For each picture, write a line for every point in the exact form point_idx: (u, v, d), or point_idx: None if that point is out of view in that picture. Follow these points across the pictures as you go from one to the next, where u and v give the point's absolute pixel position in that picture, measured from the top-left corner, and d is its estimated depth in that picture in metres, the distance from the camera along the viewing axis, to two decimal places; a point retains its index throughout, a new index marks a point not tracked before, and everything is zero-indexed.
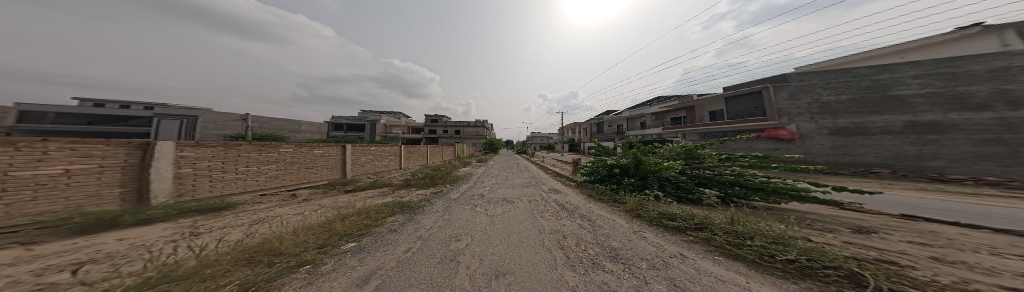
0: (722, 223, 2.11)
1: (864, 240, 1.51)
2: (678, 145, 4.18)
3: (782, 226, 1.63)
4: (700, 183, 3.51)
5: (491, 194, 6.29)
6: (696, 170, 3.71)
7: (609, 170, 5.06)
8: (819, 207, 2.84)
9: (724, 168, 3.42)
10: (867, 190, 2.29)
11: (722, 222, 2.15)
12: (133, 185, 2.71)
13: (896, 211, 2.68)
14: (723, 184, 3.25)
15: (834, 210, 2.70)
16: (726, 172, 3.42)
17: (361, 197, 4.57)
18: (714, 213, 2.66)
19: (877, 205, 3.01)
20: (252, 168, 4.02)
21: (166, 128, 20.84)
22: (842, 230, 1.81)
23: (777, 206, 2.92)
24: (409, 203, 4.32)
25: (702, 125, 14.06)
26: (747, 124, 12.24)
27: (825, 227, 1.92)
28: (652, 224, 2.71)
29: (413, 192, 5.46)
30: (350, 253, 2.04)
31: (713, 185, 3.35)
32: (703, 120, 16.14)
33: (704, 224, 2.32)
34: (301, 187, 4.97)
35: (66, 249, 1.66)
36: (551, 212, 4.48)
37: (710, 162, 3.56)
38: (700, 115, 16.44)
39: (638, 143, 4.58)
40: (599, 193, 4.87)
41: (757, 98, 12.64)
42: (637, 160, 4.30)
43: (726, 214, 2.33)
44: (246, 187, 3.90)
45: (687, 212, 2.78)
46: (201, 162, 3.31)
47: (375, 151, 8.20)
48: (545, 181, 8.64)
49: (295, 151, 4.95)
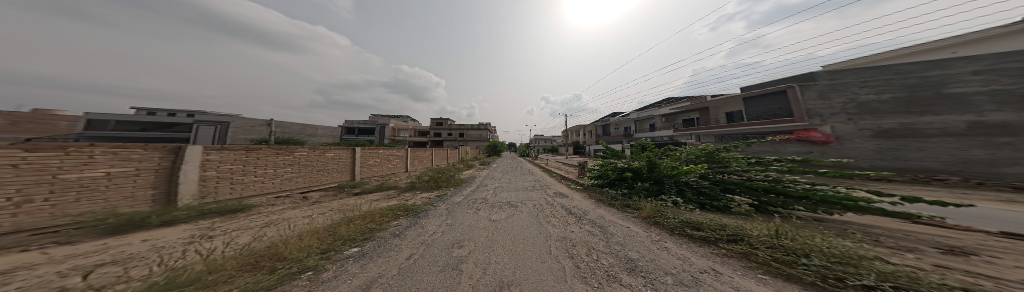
0: (763, 236, 1.84)
1: (962, 265, 1.21)
2: (697, 147, 3.89)
3: (844, 244, 1.37)
4: (727, 189, 3.17)
5: (493, 197, 6.19)
6: (720, 175, 3.39)
7: (620, 174, 4.82)
8: (881, 220, 2.43)
9: (754, 172, 3.06)
10: (955, 203, 1.82)
11: (762, 235, 1.90)
12: (163, 187, 2.87)
13: (993, 228, 2.23)
14: (756, 191, 2.88)
15: (901, 225, 2.30)
16: (758, 177, 3.05)
17: (369, 200, 4.67)
18: (749, 223, 2.34)
19: (965, 221, 2.53)
20: (269, 170, 4.22)
21: (203, 133, 23.38)
22: (928, 251, 1.48)
23: (827, 217, 2.50)
24: (413, 206, 4.32)
25: (718, 126, 13.23)
26: (770, 126, 11.38)
27: (901, 246, 1.59)
28: (674, 233, 2.48)
29: (418, 195, 5.48)
30: (352, 259, 2.02)
31: (743, 191, 3.00)
32: (719, 121, 15.24)
33: (740, 236, 2.06)
34: (313, 189, 5.17)
35: (96, 249, 1.76)
36: (558, 217, 4.28)
37: (737, 166, 3.22)
38: (715, 116, 15.57)
39: (652, 145, 4.34)
40: (610, 197, 4.62)
41: (781, 97, 11.75)
42: (652, 163, 4.04)
43: (766, 226, 2.04)
44: (264, 189, 4.08)
45: (715, 221, 2.50)
46: (224, 165, 3.49)
47: (383, 154, 8.45)
48: (549, 184, 8.43)
49: (308, 155, 5.17)
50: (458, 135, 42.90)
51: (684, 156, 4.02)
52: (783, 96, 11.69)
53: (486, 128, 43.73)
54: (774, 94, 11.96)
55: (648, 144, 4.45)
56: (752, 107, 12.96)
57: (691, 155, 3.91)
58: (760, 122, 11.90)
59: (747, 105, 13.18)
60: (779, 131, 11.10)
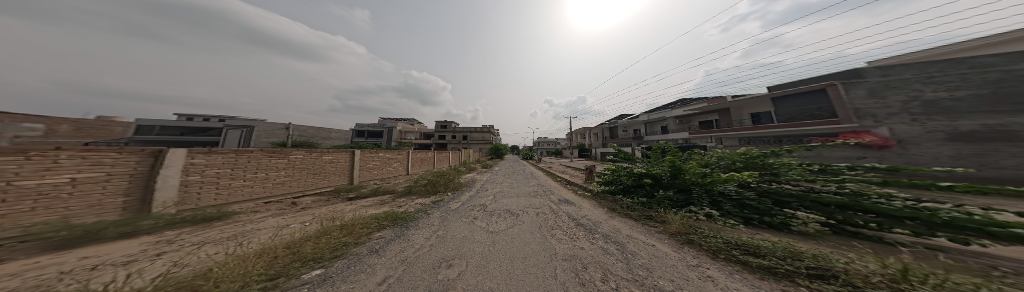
0: (881, 279, 1.19)
1: None
2: (734, 151, 3.25)
3: None
4: (779, 201, 2.51)
5: (492, 204, 5.76)
6: (770, 185, 2.69)
7: (637, 180, 4.24)
8: None
9: (821, 182, 2.33)
10: None
11: (870, 274, 1.26)
12: (138, 193, 2.71)
13: None
14: (826, 206, 2.19)
15: None
16: (827, 188, 2.31)
17: (360, 206, 4.39)
18: (826, 248, 1.67)
19: None
20: (261, 174, 4.08)
21: (230, 136, 25.30)
22: None
23: (955, 248, 1.73)
24: (403, 214, 3.95)
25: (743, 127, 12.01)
26: (806, 127, 10.08)
27: None
28: (719, 257, 1.89)
29: (412, 201, 5.15)
30: (310, 286, 1.59)
31: (806, 206, 2.28)
32: (743, 122, 13.92)
33: (828, 268, 1.41)
34: (307, 194, 4.99)
35: (19, 270, 1.48)
36: (564, 229, 3.75)
37: (791, 173, 2.55)
38: (738, 117, 14.28)
39: (676, 148, 3.75)
40: (625, 205, 4.05)
41: (819, 96, 10.42)
42: (677, 168, 3.44)
43: (868, 255, 1.43)
44: (254, 194, 3.93)
45: (773, 243, 1.86)
46: (210, 169, 3.32)
47: (383, 157, 8.34)
48: (553, 189, 7.87)
49: (304, 158, 5.04)
50: (462, 137, 43.30)
51: (717, 161, 3.38)
52: (822, 94, 10.34)
53: (489, 130, 43.75)
54: (811, 92, 10.60)
55: (671, 147, 3.88)
56: (782, 107, 11.65)
57: (726, 160, 3.26)
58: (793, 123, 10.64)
59: (777, 105, 11.87)
60: (817, 133, 9.80)
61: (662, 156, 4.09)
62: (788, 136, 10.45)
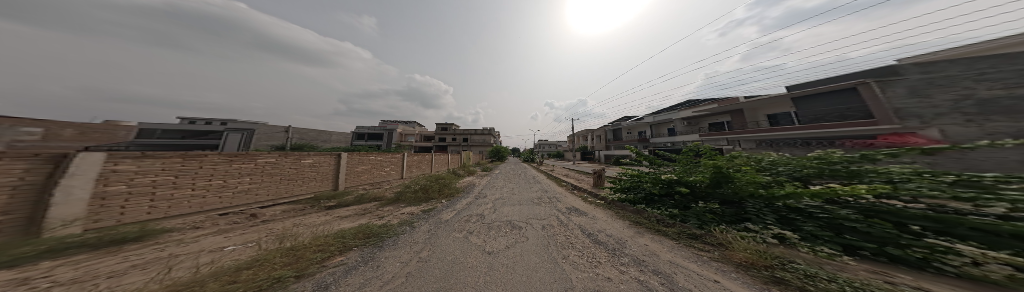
0: None
1: None
2: (803, 157, 2.59)
3: None
4: (900, 225, 1.62)
5: (490, 214, 5.04)
6: (880, 202, 1.84)
7: (668, 188, 3.61)
8: None
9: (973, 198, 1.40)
10: None
11: None
12: (22, 210, 2.03)
13: None
14: (1003, 237, 1.22)
15: None
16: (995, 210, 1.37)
17: (335, 217, 3.70)
18: None
19: None
20: (219, 181, 3.43)
21: (231, 139, 25.36)
22: None
23: None
24: (382, 228, 3.26)
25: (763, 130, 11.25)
26: (834, 128, 9.24)
27: None
28: None
29: (398, 210, 4.46)
30: None
31: (967, 236, 1.34)
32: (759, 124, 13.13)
33: None
34: (278, 203, 4.32)
35: None
36: (578, 249, 3.02)
37: (913, 186, 1.64)
38: (753, 119, 13.51)
39: (719, 151, 3.13)
40: (652, 216, 3.43)
41: None
42: (727, 175, 2.77)
43: None
44: (206, 205, 3.26)
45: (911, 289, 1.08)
46: (141, 177, 2.65)
47: (373, 160, 7.75)
48: (559, 196, 7.15)
49: (277, 162, 4.41)
50: (462, 140, 42.83)
51: (783, 170, 2.68)
52: None
53: (489, 133, 43.28)
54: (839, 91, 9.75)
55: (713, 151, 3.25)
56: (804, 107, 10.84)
57: (799, 166, 2.54)
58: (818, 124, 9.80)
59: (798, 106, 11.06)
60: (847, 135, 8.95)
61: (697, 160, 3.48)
62: (813, 137, 9.62)
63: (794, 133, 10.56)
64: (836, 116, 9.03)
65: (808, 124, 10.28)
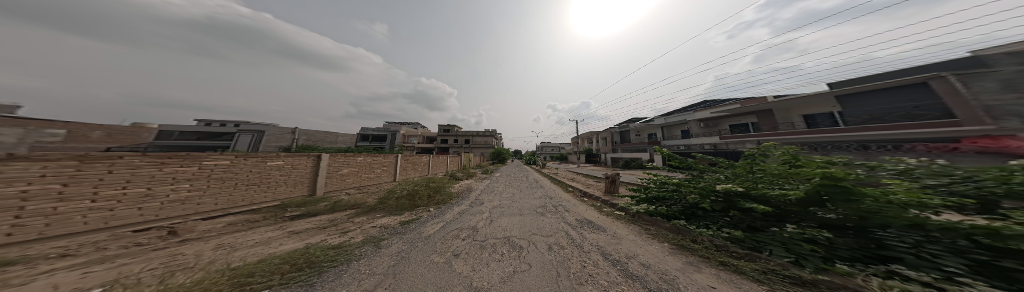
0: None
1: None
2: (987, 166, 1.47)
3: None
4: None
5: (485, 228, 4.16)
6: None
7: (729, 204, 2.71)
8: None
9: None
10: None
11: None
12: None
13: None
14: None
15: None
16: None
17: (287, 233, 2.93)
18: None
19: None
20: (137, 188, 2.73)
21: (244, 141, 26.29)
22: None
23: None
24: (336, 248, 2.46)
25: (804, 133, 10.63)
26: (895, 130, 8.10)
27: None
28: None
29: (370, 222, 3.67)
30: None
31: None
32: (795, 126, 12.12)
33: None
34: (227, 214, 3.60)
35: None
36: (602, 287, 2.06)
37: None
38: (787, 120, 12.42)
39: (810, 155, 2.12)
40: (701, 236, 2.56)
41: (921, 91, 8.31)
42: (848, 191, 1.70)
43: None
44: (110, 220, 2.53)
45: None
46: (4, 186, 1.89)
47: (361, 162, 7.11)
48: (566, 204, 6.24)
49: (232, 165, 3.74)
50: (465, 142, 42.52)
51: (943, 185, 1.55)
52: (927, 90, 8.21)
53: (490, 134, 42.81)
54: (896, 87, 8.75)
55: (798, 155, 2.24)
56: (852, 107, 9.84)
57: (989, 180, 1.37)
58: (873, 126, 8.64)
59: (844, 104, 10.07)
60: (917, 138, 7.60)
61: (761, 166, 2.56)
62: (868, 140, 8.38)
63: (842, 135, 9.39)
64: (900, 116, 7.72)
65: (859, 125, 9.17)
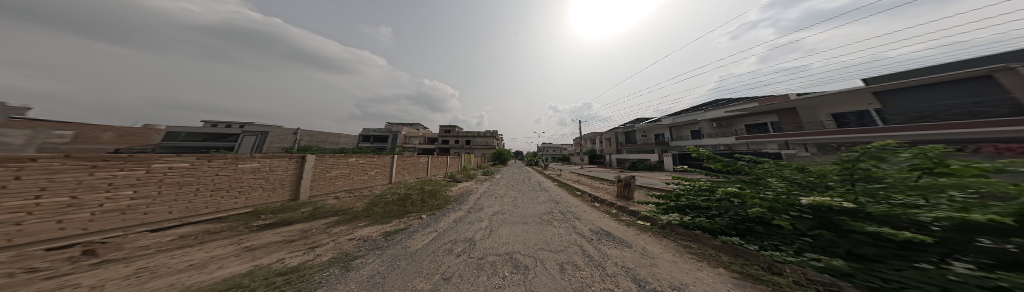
0: None
1: None
2: None
3: None
4: None
5: (485, 240, 3.57)
6: None
7: (816, 223, 1.90)
8: None
9: None
10: None
11: None
12: None
13: None
14: None
15: None
16: None
17: (241, 248, 2.35)
18: None
19: None
20: (56, 198, 2.18)
21: (247, 142, 26.42)
22: None
23: None
24: (289, 272, 1.87)
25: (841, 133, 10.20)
26: (953, 129, 7.63)
27: None
28: None
29: (349, 233, 3.10)
30: None
31: None
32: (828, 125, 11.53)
33: None
34: (180, 224, 3.07)
35: None
36: None
37: None
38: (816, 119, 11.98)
39: (970, 159, 1.31)
40: (777, 262, 1.98)
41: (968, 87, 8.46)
42: None
43: None
44: (16, 236, 1.95)
45: None
46: None
47: (352, 163, 6.63)
48: (575, 211, 5.62)
49: (191, 168, 3.22)
50: (465, 142, 42.23)
51: None
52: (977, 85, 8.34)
53: (490, 135, 42.42)
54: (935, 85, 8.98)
55: (950, 158, 1.42)
56: (893, 104, 9.84)
57: None
58: (923, 124, 8.27)
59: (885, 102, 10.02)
60: (984, 137, 7.03)
61: (861, 176, 1.81)
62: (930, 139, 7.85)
63: (889, 134, 8.89)
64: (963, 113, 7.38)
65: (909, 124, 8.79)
